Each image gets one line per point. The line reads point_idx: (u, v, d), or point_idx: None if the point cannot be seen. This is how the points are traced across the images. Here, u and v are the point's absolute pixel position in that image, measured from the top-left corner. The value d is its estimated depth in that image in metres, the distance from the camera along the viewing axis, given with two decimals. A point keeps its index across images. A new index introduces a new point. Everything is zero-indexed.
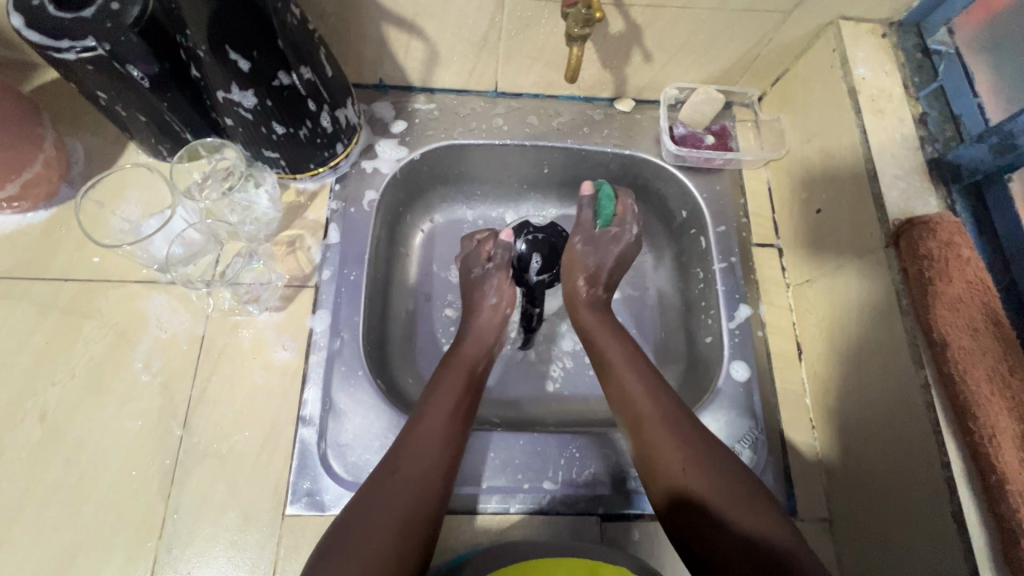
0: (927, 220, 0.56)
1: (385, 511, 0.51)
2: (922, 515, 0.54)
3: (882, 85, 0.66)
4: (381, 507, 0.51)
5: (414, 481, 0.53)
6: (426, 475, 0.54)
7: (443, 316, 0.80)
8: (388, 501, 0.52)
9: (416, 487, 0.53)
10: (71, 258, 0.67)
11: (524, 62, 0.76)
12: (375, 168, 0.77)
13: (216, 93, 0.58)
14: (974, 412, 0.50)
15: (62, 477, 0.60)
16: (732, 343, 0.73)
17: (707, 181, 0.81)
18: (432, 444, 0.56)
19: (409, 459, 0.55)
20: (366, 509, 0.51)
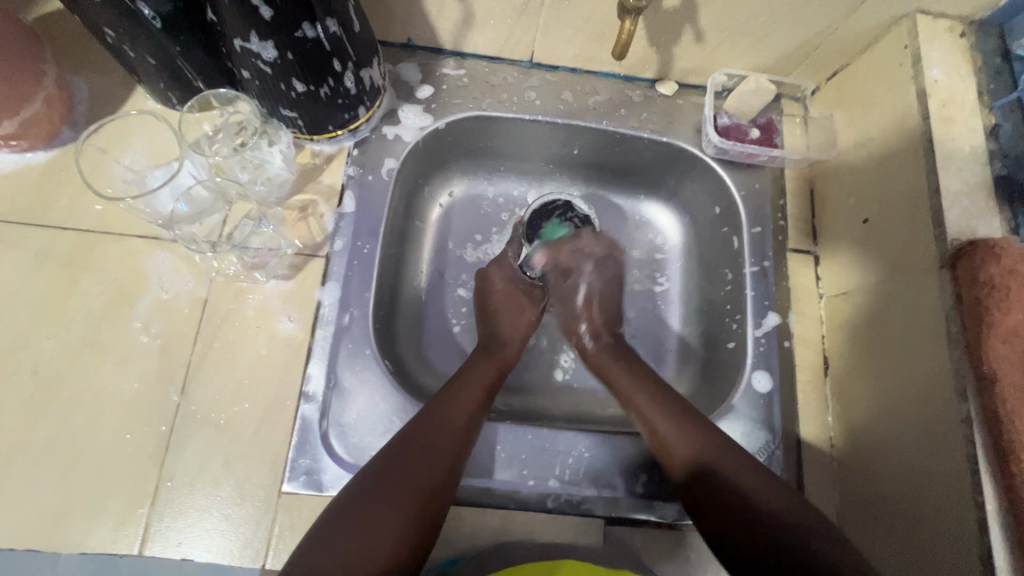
0: (992, 244, 0.52)
1: (427, 458, 0.52)
2: (947, 555, 0.51)
3: (955, 90, 0.61)
4: (422, 455, 0.52)
5: (456, 437, 0.54)
6: (465, 434, 0.55)
7: (455, 296, 0.77)
8: (433, 450, 0.52)
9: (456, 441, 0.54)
10: (71, 205, 0.64)
11: (565, 32, 0.70)
12: (397, 135, 0.72)
13: (232, 40, 0.53)
14: (1018, 455, 0.47)
15: (54, 435, 0.58)
16: (756, 352, 0.70)
17: (747, 178, 0.76)
18: (474, 406, 0.58)
19: (452, 415, 0.56)
20: (405, 455, 0.51)
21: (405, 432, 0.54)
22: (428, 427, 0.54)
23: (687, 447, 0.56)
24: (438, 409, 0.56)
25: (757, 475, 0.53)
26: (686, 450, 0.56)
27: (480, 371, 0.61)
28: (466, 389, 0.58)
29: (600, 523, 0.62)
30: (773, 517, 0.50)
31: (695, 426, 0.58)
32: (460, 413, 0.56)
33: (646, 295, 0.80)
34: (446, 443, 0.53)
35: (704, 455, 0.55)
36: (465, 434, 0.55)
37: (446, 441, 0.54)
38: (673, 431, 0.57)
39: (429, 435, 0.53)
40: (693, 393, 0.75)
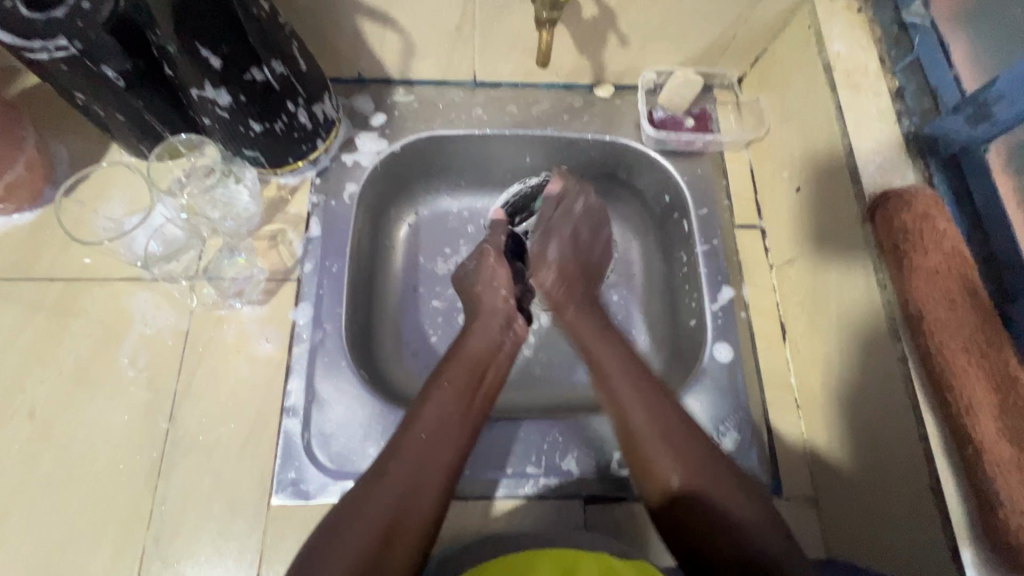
0: (902, 193, 0.56)
1: (396, 487, 0.52)
2: (904, 492, 0.54)
3: (858, 60, 0.66)
4: (383, 489, 0.52)
5: (428, 463, 0.54)
6: (432, 457, 0.54)
7: (432, 308, 0.81)
8: (391, 482, 0.52)
9: (421, 468, 0.53)
10: (58, 258, 0.68)
11: (500, 51, 0.76)
12: (355, 161, 0.77)
13: (190, 90, 0.59)
14: (950, 383, 0.50)
15: (52, 472, 0.61)
16: (715, 325, 0.73)
17: (688, 164, 0.81)
18: (441, 428, 0.56)
19: (416, 442, 0.55)
20: (368, 491, 0.52)
21: (370, 470, 0.54)
22: (388, 459, 0.54)
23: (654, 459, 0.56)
24: (405, 439, 0.55)
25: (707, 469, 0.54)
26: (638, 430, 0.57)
27: (445, 388, 0.60)
28: (433, 406, 0.58)
29: (579, 503, 0.65)
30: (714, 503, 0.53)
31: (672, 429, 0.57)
32: (420, 440, 0.55)
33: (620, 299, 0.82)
34: (417, 471, 0.53)
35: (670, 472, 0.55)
36: (432, 455, 0.54)
37: (407, 469, 0.53)
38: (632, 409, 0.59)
39: (387, 467, 0.53)
40: (663, 374, 0.78)
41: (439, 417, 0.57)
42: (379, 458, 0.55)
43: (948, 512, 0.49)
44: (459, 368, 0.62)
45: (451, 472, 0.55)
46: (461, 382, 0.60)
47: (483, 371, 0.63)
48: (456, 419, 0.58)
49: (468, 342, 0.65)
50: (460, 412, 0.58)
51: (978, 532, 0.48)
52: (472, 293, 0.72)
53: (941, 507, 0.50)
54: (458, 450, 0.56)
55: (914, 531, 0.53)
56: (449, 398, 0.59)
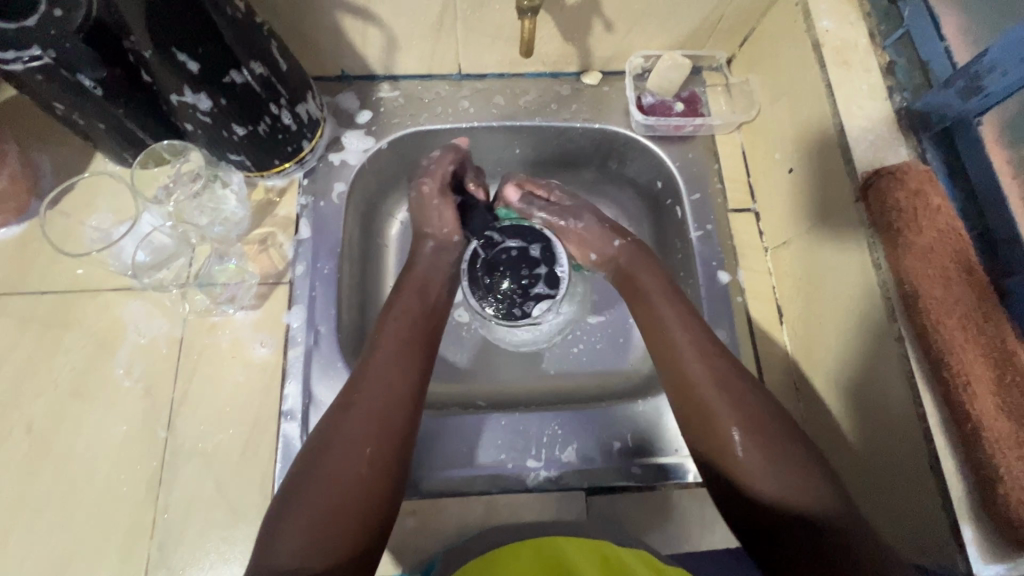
0: (895, 170, 0.56)
1: (363, 416, 0.53)
2: (904, 470, 0.54)
3: (847, 36, 0.65)
4: (351, 422, 0.52)
5: (394, 391, 0.55)
6: (394, 386, 0.56)
7: (454, 322, 0.80)
8: (357, 415, 0.53)
9: (388, 393, 0.55)
10: (47, 271, 0.68)
11: (485, 41, 0.75)
12: (343, 161, 0.76)
13: (170, 96, 0.58)
14: (947, 361, 0.50)
15: (53, 486, 0.61)
16: (711, 310, 0.72)
17: (679, 150, 0.80)
18: (397, 362, 0.58)
19: (375, 375, 0.56)
20: (337, 427, 0.52)
21: (333, 410, 0.54)
22: (350, 396, 0.55)
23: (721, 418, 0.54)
24: (362, 375, 0.56)
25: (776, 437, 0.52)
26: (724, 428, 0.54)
27: (393, 329, 0.62)
28: (386, 344, 0.59)
29: (582, 494, 0.65)
30: (765, 502, 0.50)
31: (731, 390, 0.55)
32: (378, 373, 0.56)
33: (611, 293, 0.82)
34: (382, 399, 0.54)
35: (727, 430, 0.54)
36: (394, 386, 0.56)
37: (370, 402, 0.54)
38: (709, 401, 0.55)
39: (351, 403, 0.54)
40: None
41: (393, 351, 0.59)
42: (340, 398, 0.55)
43: (949, 490, 0.49)
44: (405, 309, 0.64)
45: (414, 400, 0.56)
46: (409, 322, 0.63)
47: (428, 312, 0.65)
48: (409, 355, 0.59)
49: (412, 281, 0.68)
50: (412, 347, 0.60)
51: (978, 509, 0.48)
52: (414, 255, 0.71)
53: (941, 485, 0.50)
54: (418, 383, 0.58)
55: (915, 509, 0.53)
56: (399, 336, 0.61)
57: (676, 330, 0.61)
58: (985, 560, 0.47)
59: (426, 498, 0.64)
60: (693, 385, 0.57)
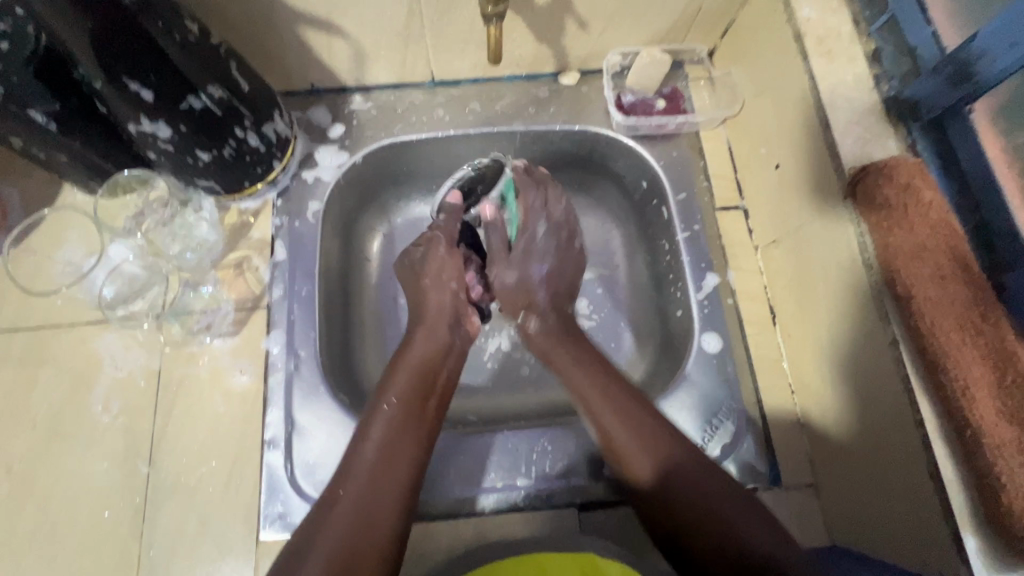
0: (882, 165, 0.53)
1: (352, 512, 0.50)
2: (903, 478, 0.52)
3: (830, 24, 0.62)
4: (337, 516, 0.49)
5: (385, 481, 0.52)
6: (388, 476, 0.52)
7: None
8: (344, 510, 0.50)
9: (378, 483, 0.52)
10: (20, 308, 0.67)
11: (455, 47, 0.72)
12: (316, 178, 0.74)
13: (128, 126, 0.56)
14: (943, 364, 0.48)
15: (35, 529, 0.60)
16: (701, 314, 0.70)
17: (663, 148, 0.77)
18: (393, 446, 0.54)
19: (366, 462, 0.53)
20: (323, 521, 0.49)
21: (322, 499, 0.52)
22: (339, 485, 0.52)
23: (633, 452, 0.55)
24: (354, 462, 0.53)
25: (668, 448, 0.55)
26: (626, 444, 0.55)
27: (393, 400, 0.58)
28: (380, 422, 0.56)
29: (573, 511, 0.63)
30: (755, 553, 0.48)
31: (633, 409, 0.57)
32: (372, 461, 0.53)
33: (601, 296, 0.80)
34: (374, 490, 0.51)
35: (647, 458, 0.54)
36: (384, 477, 0.52)
37: (358, 492, 0.51)
38: (613, 433, 0.56)
39: (340, 492, 0.51)
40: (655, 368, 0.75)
41: (390, 431, 0.55)
42: (329, 488, 0.52)
43: (950, 500, 0.47)
44: (407, 378, 0.60)
45: (406, 490, 0.53)
46: (406, 405, 0.58)
47: (432, 375, 0.61)
48: (407, 435, 0.56)
49: (411, 347, 0.63)
50: (411, 424, 0.56)
51: (981, 517, 0.46)
52: (417, 289, 0.69)
53: (942, 495, 0.48)
54: (413, 468, 0.54)
55: (915, 518, 0.51)
56: (399, 410, 0.57)
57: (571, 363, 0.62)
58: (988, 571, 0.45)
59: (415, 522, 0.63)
60: (606, 430, 0.57)
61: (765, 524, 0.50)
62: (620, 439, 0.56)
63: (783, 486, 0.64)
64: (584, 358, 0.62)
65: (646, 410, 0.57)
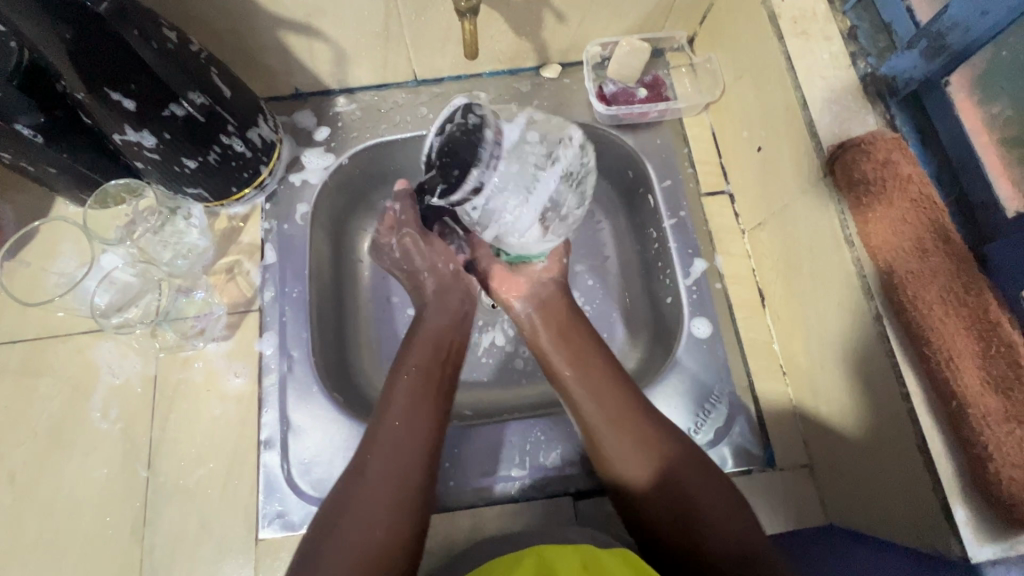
0: (860, 141, 0.53)
1: (388, 465, 0.52)
2: (892, 452, 0.52)
3: (805, 4, 0.62)
4: (375, 472, 0.52)
5: (413, 440, 0.55)
6: (414, 438, 0.55)
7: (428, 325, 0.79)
8: (377, 467, 0.52)
9: (408, 441, 0.54)
10: (17, 319, 0.68)
11: (435, 45, 0.73)
12: (304, 180, 0.75)
13: (112, 136, 0.57)
14: (928, 337, 0.48)
15: (39, 535, 0.61)
16: (690, 300, 0.71)
17: (646, 136, 0.78)
18: (414, 411, 0.57)
19: (392, 426, 0.55)
20: (358, 480, 0.52)
21: (353, 463, 0.54)
22: (369, 446, 0.54)
23: (625, 450, 0.56)
24: (380, 423, 0.56)
25: (673, 450, 0.55)
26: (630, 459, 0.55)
27: (412, 364, 0.61)
28: (402, 388, 0.58)
29: (569, 500, 0.64)
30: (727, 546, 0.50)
31: (609, 399, 0.58)
32: (396, 422, 0.56)
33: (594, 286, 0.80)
34: (404, 450, 0.54)
35: (658, 457, 0.55)
36: (412, 435, 0.55)
37: (390, 450, 0.53)
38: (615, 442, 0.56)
39: (371, 454, 0.53)
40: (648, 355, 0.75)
41: (412, 396, 0.58)
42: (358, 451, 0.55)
43: (938, 472, 0.47)
44: (424, 348, 0.63)
45: (431, 446, 0.56)
46: (422, 375, 0.60)
47: (445, 347, 0.64)
48: (428, 399, 0.58)
49: (423, 323, 0.66)
50: (431, 390, 0.59)
51: (970, 488, 0.46)
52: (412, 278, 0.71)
53: (930, 466, 0.48)
54: (436, 424, 0.57)
55: (906, 491, 0.51)
56: (420, 375, 0.60)
57: (557, 352, 0.63)
58: (980, 543, 0.45)
59: None
60: (580, 411, 0.59)
61: (744, 527, 0.51)
62: (613, 447, 0.56)
63: (778, 467, 0.65)
64: (591, 357, 0.62)
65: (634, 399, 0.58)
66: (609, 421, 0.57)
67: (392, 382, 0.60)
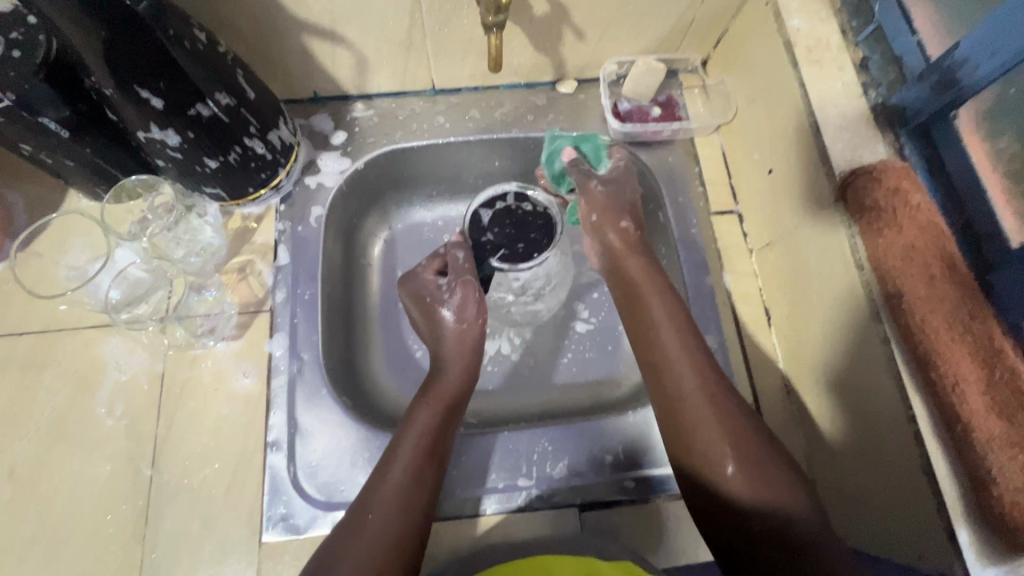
0: (871, 169, 0.55)
1: (384, 530, 0.51)
2: (896, 473, 0.53)
3: (819, 34, 0.64)
4: (368, 534, 0.51)
5: (407, 504, 0.54)
6: (411, 503, 0.54)
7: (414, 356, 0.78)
8: (373, 530, 0.51)
9: (404, 507, 0.53)
10: (24, 311, 0.67)
11: (455, 56, 0.74)
12: (319, 183, 0.76)
13: (137, 133, 0.57)
14: (934, 360, 0.49)
15: (36, 532, 0.60)
16: (698, 316, 0.72)
17: (659, 154, 0.79)
18: (417, 474, 0.56)
19: (394, 487, 0.54)
20: (353, 539, 0.51)
21: (347, 521, 0.53)
22: (368, 507, 0.53)
23: (704, 433, 0.55)
24: (379, 484, 0.55)
25: (751, 442, 0.54)
26: (704, 434, 0.55)
27: (422, 423, 0.60)
28: (406, 449, 0.58)
29: (575, 510, 0.64)
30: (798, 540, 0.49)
31: (686, 372, 0.58)
32: (399, 484, 0.55)
33: (599, 298, 0.82)
34: (401, 515, 0.53)
35: (723, 447, 0.54)
36: (411, 501, 0.54)
37: (387, 514, 0.52)
38: (695, 415, 0.56)
39: (370, 515, 0.52)
40: None
41: (417, 457, 0.57)
42: (353, 510, 0.54)
43: (942, 493, 0.48)
44: (437, 406, 0.62)
45: (426, 513, 0.55)
46: (431, 437, 0.59)
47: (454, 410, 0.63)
48: (431, 465, 0.57)
49: (438, 381, 0.65)
50: (435, 454, 0.58)
51: (973, 510, 0.47)
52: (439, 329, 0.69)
53: (935, 488, 0.49)
54: (433, 492, 0.56)
55: (910, 512, 0.52)
56: (428, 435, 0.59)
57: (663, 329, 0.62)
58: (982, 563, 0.46)
59: None
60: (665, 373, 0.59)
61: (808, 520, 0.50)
62: (691, 420, 0.56)
63: None
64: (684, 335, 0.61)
65: (722, 381, 0.58)
66: (706, 394, 0.57)
67: (397, 441, 0.59)
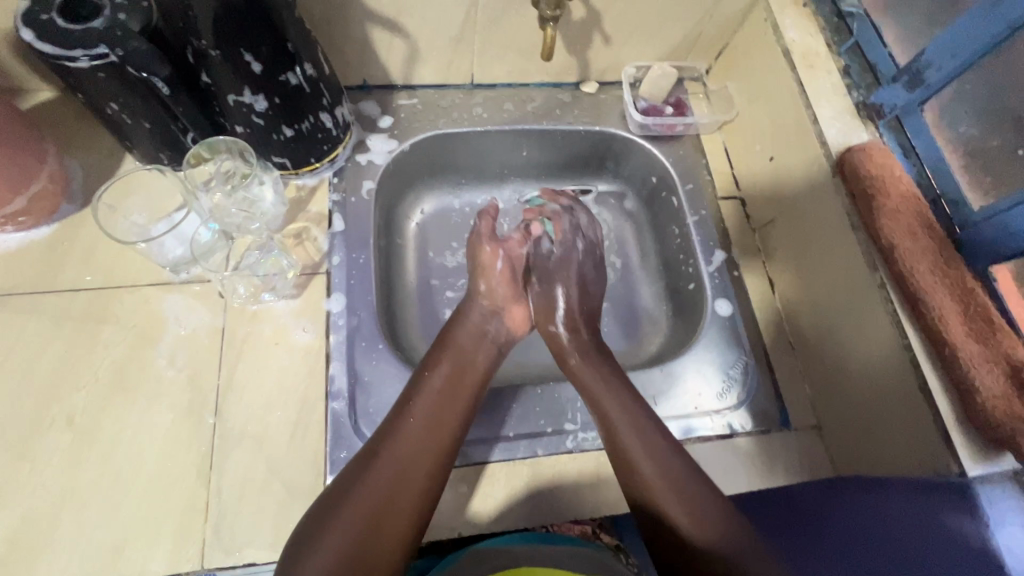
0: (862, 148, 0.67)
1: (389, 478, 0.55)
2: (896, 398, 0.62)
3: (810, 45, 0.77)
4: (374, 475, 0.55)
5: (418, 454, 0.57)
6: (421, 451, 0.58)
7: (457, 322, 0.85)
8: (383, 472, 0.55)
9: (414, 455, 0.57)
10: (82, 268, 0.69)
11: (498, 52, 0.83)
12: (369, 160, 0.82)
13: (226, 96, 0.62)
14: (924, 299, 0.59)
15: (98, 476, 0.60)
16: (714, 284, 0.81)
17: (671, 147, 0.90)
18: (428, 428, 0.59)
19: (407, 435, 0.58)
20: (358, 481, 0.55)
21: (359, 460, 0.57)
22: (379, 449, 0.57)
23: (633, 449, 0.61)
24: (393, 432, 0.59)
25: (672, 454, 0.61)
26: (637, 459, 0.60)
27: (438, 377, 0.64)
28: (421, 404, 0.61)
29: None
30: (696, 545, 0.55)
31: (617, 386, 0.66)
32: (411, 433, 0.59)
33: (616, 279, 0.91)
34: (412, 466, 0.56)
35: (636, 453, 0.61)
36: (420, 452, 0.58)
37: (394, 462, 0.56)
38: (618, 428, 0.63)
39: (380, 457, 0.57)
40: (670, 337, 0.85)
41: (430, 412, 0.61)
42: (363, 452, 0.58)
43: (937, 406, 0.58)
44: (451, 364, 0.66)
45: (438, 461, 0.58)
46: (444, 392, 0.63)
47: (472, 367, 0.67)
48: (442, 419, 0.61)
49: (457, 338, 0.70)
50: (450, 410, 0.62)
51: (962, 417, 0.57)
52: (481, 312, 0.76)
53: (931, 402, 0.58)
54: (447, 444, 0.60)
55: (911, 432, 0.61)
56: (439, 394, 0.63)
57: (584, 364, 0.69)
58: (972, 462, 0.56)
59: (476, 466, 0.67)
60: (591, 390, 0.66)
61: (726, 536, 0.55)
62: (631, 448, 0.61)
63: (792, 427, 0.74)
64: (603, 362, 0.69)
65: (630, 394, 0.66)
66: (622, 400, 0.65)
67: (412, 394, 0.63)
